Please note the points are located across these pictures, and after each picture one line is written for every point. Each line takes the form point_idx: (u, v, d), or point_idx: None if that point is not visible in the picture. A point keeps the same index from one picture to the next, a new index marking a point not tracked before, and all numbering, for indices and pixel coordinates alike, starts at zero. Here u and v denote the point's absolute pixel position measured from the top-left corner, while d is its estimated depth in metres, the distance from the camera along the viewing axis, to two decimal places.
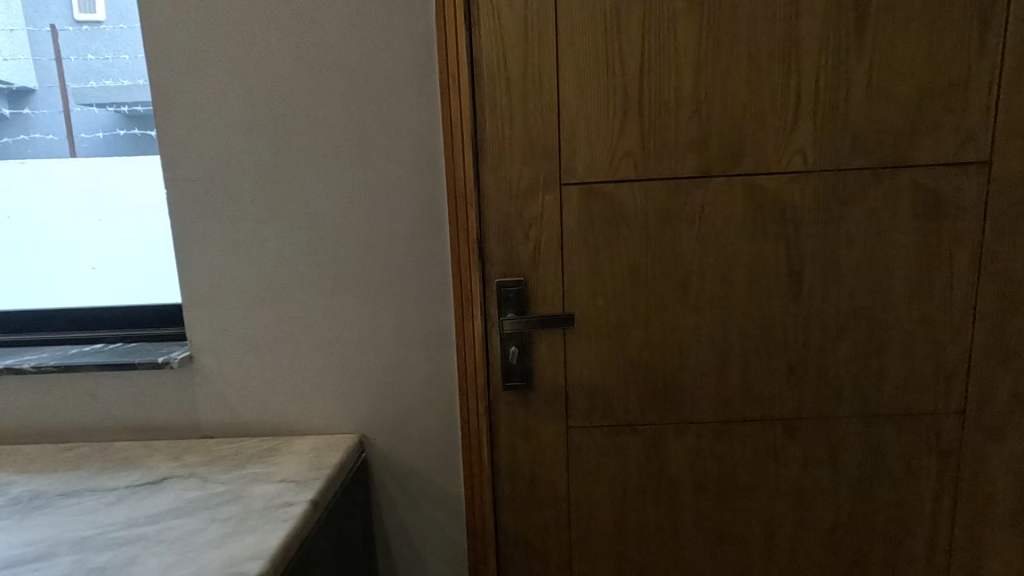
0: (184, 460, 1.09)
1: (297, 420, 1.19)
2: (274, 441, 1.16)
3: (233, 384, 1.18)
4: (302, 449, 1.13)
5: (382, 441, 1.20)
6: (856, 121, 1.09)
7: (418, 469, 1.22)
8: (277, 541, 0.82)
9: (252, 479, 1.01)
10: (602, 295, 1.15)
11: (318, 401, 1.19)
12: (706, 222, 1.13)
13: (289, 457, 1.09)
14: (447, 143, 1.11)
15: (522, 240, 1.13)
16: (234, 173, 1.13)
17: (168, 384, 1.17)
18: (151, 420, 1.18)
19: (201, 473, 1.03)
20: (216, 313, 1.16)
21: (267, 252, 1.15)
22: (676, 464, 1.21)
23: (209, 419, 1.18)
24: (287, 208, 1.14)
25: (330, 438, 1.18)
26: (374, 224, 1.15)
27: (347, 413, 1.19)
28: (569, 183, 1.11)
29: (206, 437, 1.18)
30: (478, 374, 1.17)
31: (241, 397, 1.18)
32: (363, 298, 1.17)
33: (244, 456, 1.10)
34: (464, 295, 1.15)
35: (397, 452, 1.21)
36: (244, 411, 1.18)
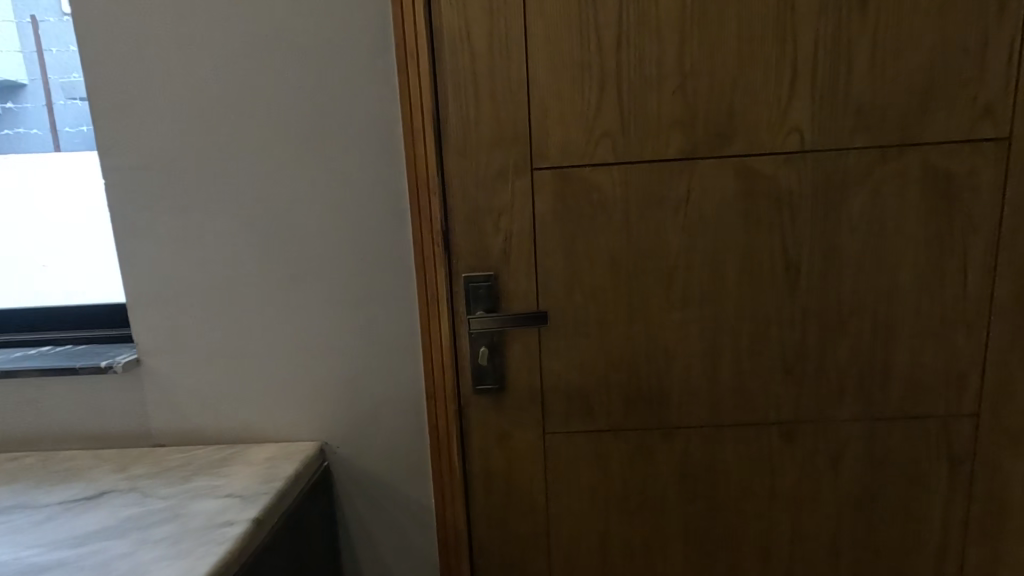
0: (128, 472, 1.01)
1: (253, 427, 1.10)
2: (228, 450, 1.08)
3: (182, 389, 1.09)
4: (257, 458, 1.05)
5: (346, 449, 1.12)
6: (859, 95, 0.98)
7: (385, 478, 1.13)
8: (207, 567, 0.74)
9: (196, 493, 0.93)
10: (580, 290, 1.05)
11: (275, 407, 1.10)
12: (693, 209, 1.03)
13: (240, 468, 1.01)
14: (407, 125, 1.01)
15: (492, 230, 1.03)
16: (178, 161, 1.04)
17: (113, 390, 1.08)
18: (96, 428, 1.10)
19: (143, 486, 0.96)
20: (164, 313, 1.08)
21: (217, 247, 1.06)
22: (663, 471, 1.12)
23: (158, 427, 1.10)
24: (237, 198, 1.05)
25: (289, 445, 1.10)
26: (332, 215, 1.05)
27: (307, 419, 1.11)
28: (542, 168, 1.01)
29: (157, 446, 1.10)
30: (446, 376, 1.08)
31: (193, 403, 1.10)
32: (322, 295, 1.08)
33: (194, 466, 1.02)
34: (429, 292, 1.06)
35: (363, 460, 1.12)
36: (196, 418, 1.10)
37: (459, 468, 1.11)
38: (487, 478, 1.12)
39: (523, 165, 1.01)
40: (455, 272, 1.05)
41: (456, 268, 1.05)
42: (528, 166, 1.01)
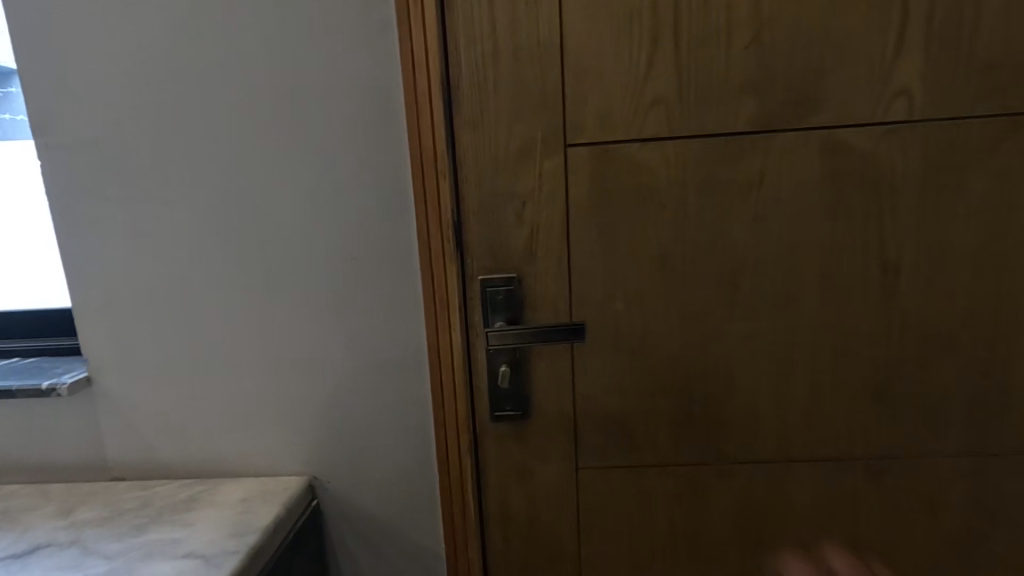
0: (74, 517, 0.84)
1: (227, 459, 0.92)
2: (197, 486, 0.90)
3: (141, 415, 0.91)
4: (229, 499, 0.87)
5: (338, 484, 0.94)
6: (986, 48, 0.76)
7: (385, 518, 0.95)
8: None
9: (150, 553, 0.76)
10: (622, 297, 0.85)
11: (253, 435, 0.92)
12: (767, 195, 0.82)
13: (210, 512, 0.84)
14: (410, 91, 0.82)
15: (514, 222, 0.83)
16: (128, 137, 0.85)
17: (60, 414, 0.90)
18: (43, 459, 0.92)
19: (88, 540, 0.79)
20: (118, 323, 0.89)
21: (178, 242, 0.87)
22: (720, 514, 0.92)
23: (115, 459, 0.92)
24: (200, 183, 0.85)
25: (269, 481, 0.92)
26: (318, 204, 0.86)
27: (291, 449, 0.92)
28: (577, 145, 0.81)
29: (114, 481, 0.92)
30: (458, 399, 0.89)
31: (154, 431, 0.91)
32: (307, 301, 0.88)
33: (153, 511, 0.84)
34: (439, 297, 0.87)
35: (359, 498, 0.94)
36: (158, 449, 0.91)
37: (474, 511, 0.91)
38: (508, 523, 0.92)
39: (554, 141, 0.81)
40: (469, 273, 0.84)
41: (470, 268, 0.84)
42: (560, 143, 0.81)
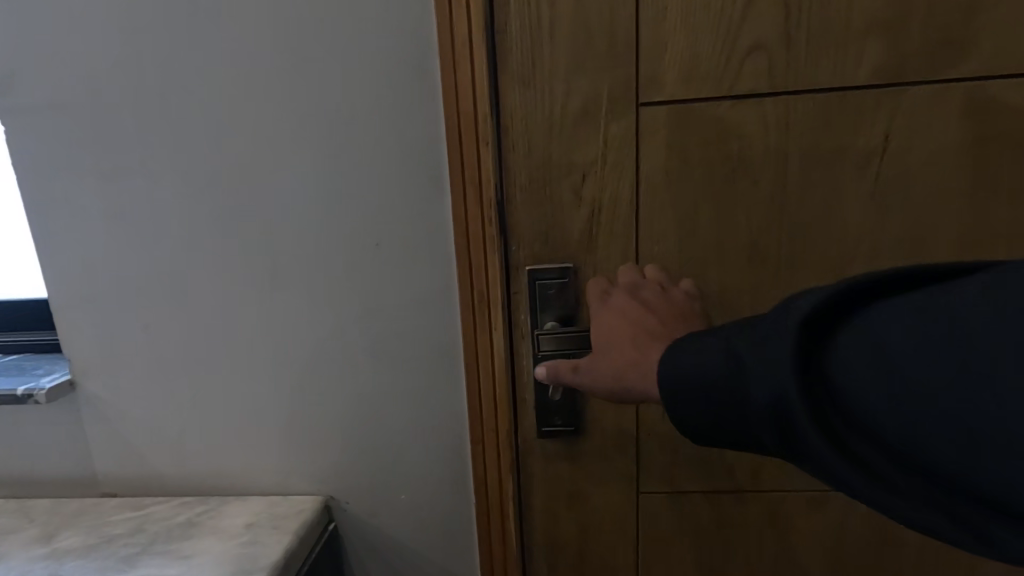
0: (56, 544, 0.73)
1: (232, 475, 0.80)
2: (197, 507, 0.78)
3: (133, 424, 0.78)
4: (234, 526, 0.75)
5: (358, 506, 0.81)
6: None
7: (413, 545, 0.82)
8: None
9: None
10: (702, 293, 0.70)
11: (261, 448, 0.79)
12: (891, 166, 0.65)
13: (211, 543, 0.72)
14: (446, 37, 0.66)
15: (571, 201, 0.68)
16: (105, 96, 0.70)
17: (42, 422, 0.78)
18: (26, 471, 0.80)
19: None
20: (103, 319, 0.76)
21: (169, 224, 0.73)
22: (808, 550, 0.77)
23: (106, 473, 0.80)
24: (192, 152, 0.71)
25: (280, 502, 0.79)
26: (334, 179, 0.71)
27: (304, 466, 0.80)
28: (653, 103, 0.65)
29: (104, 498, 0.80)
30: (500, 413, 0.75)
31: (148, 442, 0.79)
32: (321, 294, 0.74)
33: (145, 538, 0.73)
34: (479, 291, 0.72)
35: (382, 522, 0.82)
36: (153, 462, 0.79)
37: (515, 543, 0.77)
38: (556, 560, 0.78)
39: (623, 99, 0.65)
40: (515, 261, 0.69)
41: (516, 255, 0.69)
42: (631, 102, 0.65)
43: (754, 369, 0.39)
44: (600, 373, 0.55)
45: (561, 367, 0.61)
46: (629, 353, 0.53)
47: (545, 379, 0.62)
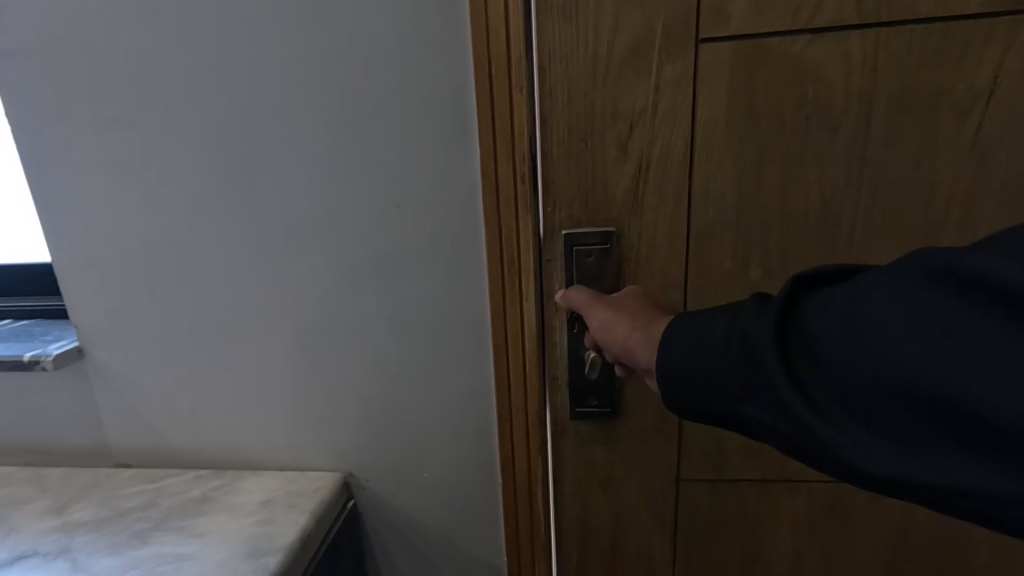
0: (68, 516, 0.71)
1: (247, 450, 0.76)
2: (212, 481, 0.75)
3: (144, 395, 0.74)
4: (249, 502, 0.72)
5: (378, 484, 0.77)
6: None
7: (434, 526, 0.78)
8: None
9: (154, 563, 0.64)
10: (764, 263, 0.61)
11: (276, 423, 0.75)
12: (1000, 113, 0.55)
13: (224, 521, 0.69)
14: None
15: (614, 156, 0.58)
16: (100, 39, 0.63)
17: (53, 391, 0.75)
18: (40, 440, 0.78)
19: (82, 551, 0.66)
20: (109, 283, 0.71)
21: (173, 181, 0.67)
22: (868, 547, 0.70)
23: (119, 444, 0.77)
24: (196, 102, 0.64)
25: (296, 477, 0.75)
26: (348, 132, 0.64)
27: (321, 441, 0.75)
28: (716, 39, 0.55)
29: (118, 468, 0.78)
30: (528, 389, 0.69)
31: (160, 414, 0.75)
32: (338, 259, 0.68)
33: (159, 512, 0.71)
34: (510, 255, 0.66)
35: (403, 502, 0.77)
36: (166, 435, 0.76)
37: (544, 528, 0.73)
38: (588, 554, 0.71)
39: (680, 32, 0.55)
40: (552, 225, 0.60)
41: (553, 219, 0.60)
42: (688, 36, 0.55)
43: (732, 325, 0.39)
44: (614, 323, 0.53)
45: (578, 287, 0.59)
46: (643, 317, 0.53)
47: (564, 301, 0.60)
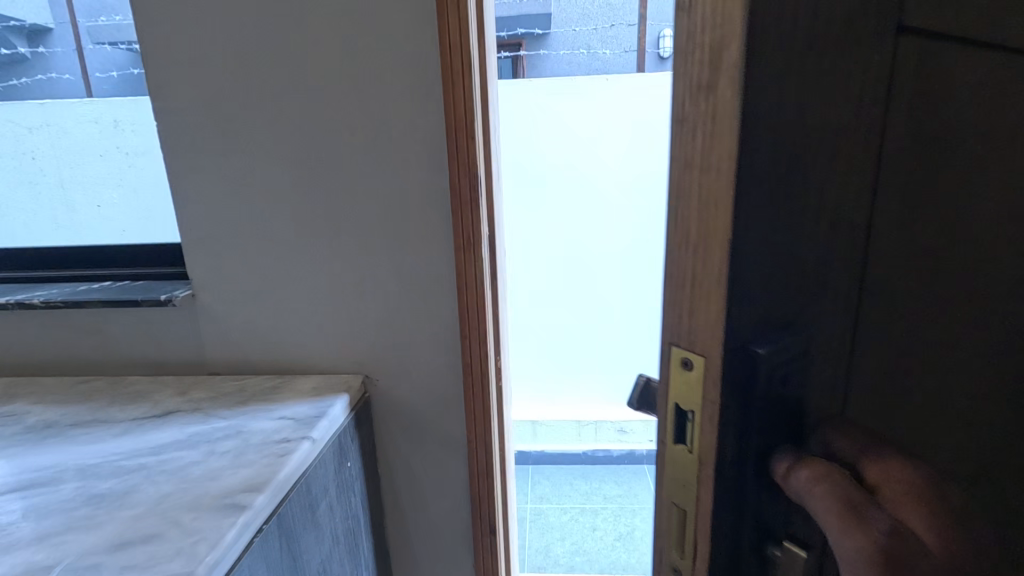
0: (190, 396, 0.82)
1: (296, 357, 0.87)
2: (278, 379, 0.86)
3: (217, 317, 0.86)
4: (303, 387, 0.84)
5: (402, 393, 0.89)
6: None
7: (440, 436, 0.90)
8: (280, 472, 0.60)
9: (256, 413, 0.75)
10: (971, 380, 0.35)
11: (317, 338, 0.87)
12: None
13: (290, 395, 0.80)
14: (442, 29, 0.73)
15: (801, 198, 0.27)
16: (175, 37, 0.75)
17: (158, 320, 0.87)
18: (144, 354, 0.89)
19: (206, 408, 0.77)
20: (184, 226, 0.83)
21: (253, 121, 0.78)
22: None
23: (212, 349, 0.88)
24: (250, 90, 0.77)
25: (331, 375, 0.87)
26: (362, 127, 0.77)
27: (353, 359, 0.87)
28: (921, 26, 0.28)
29: (208, 375, 0.88)
30: (481, 353, 0.85)
31: (236, 327, 0.87)
32: (353, 223, 0.82)
33: (244, 394, 0.81)
34: (464, 244, 0.80)
35: (418, 413, 0.89)
36: (241, 341, 0.87)
37: (486, 457, 0.90)
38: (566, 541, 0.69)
39: (876, 15, 0.27)
40: (672, 363, 0.29)
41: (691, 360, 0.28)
42: (883, 31, 0.27)
43: None
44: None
45: (840, 507, 0.27)
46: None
47: (790, 487, 0.29)
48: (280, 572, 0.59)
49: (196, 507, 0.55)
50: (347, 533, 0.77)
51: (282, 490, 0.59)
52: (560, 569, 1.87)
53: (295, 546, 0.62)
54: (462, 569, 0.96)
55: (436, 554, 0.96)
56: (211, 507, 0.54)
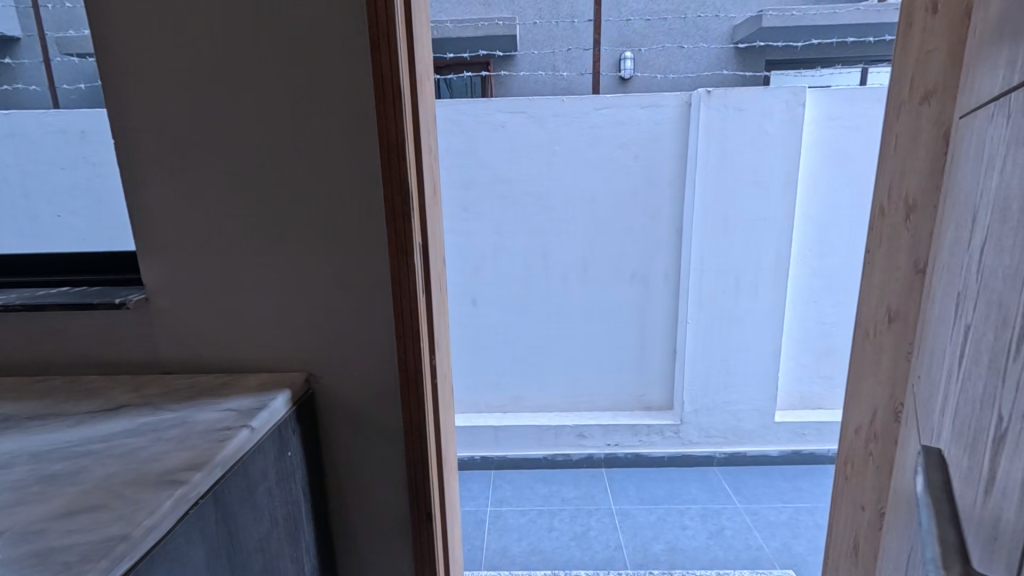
0: (141, 392, 0.88)
1: (243, 357, 0.95)
2: (226, 377, 0.93)
3: (168, 320, 0.93)
4: (249, 384, 0.91)
5: (344, 390, 0.96)
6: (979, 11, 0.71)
7: (380, 429, 0.98)
8: (218, 455, 0.67)
9: (203, 405, 0.82)
10: None
11: (263, 339, 0.94)
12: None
13: (235, 391, 0.87)
14: (376, 65, 0.82)
15: None
16: (132, 65, 0.83)
17: (112, 322, 0.93)
18: (98, 355, 0.95)
19: (155, 402, 0.84)
20: (139, 236, 0.90)
21: (208, 140, 0.86)
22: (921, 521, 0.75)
23: (164, 350, 0.94)
24: (203, 114, 0.85)
25: (278, 373, 0.95)
26: (306, 148, 0.86)
27: (297, 359, 0.95)
28: None
29: (160, 374, 0.95)
30: (415, 353, 0.93)
31: (186, 329, 0.94)
32: (297, 234, 0.90)
33: (193, 390, 0.88)
34: (399, 254, 0.89)
35: (358, 407, 0.97)
36: (191, 342, 0.94)
37: (423, 448, 0.98)
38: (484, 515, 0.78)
39: None
40: None
41: None
42: None
43: None
44: None
45: None
46: None
47: None
48: (217, 544, 0.66)
49: (138, 483, 0.62)
50: (287, 515, 0.84)
51: (219, 469, 0.67)
52: (515, 567, 1.94)
53: (232, 522, 0.69)
54: (402, 555, 1.04)
55: (378, 539, 1.04)
56: (152, 482, 0.62)
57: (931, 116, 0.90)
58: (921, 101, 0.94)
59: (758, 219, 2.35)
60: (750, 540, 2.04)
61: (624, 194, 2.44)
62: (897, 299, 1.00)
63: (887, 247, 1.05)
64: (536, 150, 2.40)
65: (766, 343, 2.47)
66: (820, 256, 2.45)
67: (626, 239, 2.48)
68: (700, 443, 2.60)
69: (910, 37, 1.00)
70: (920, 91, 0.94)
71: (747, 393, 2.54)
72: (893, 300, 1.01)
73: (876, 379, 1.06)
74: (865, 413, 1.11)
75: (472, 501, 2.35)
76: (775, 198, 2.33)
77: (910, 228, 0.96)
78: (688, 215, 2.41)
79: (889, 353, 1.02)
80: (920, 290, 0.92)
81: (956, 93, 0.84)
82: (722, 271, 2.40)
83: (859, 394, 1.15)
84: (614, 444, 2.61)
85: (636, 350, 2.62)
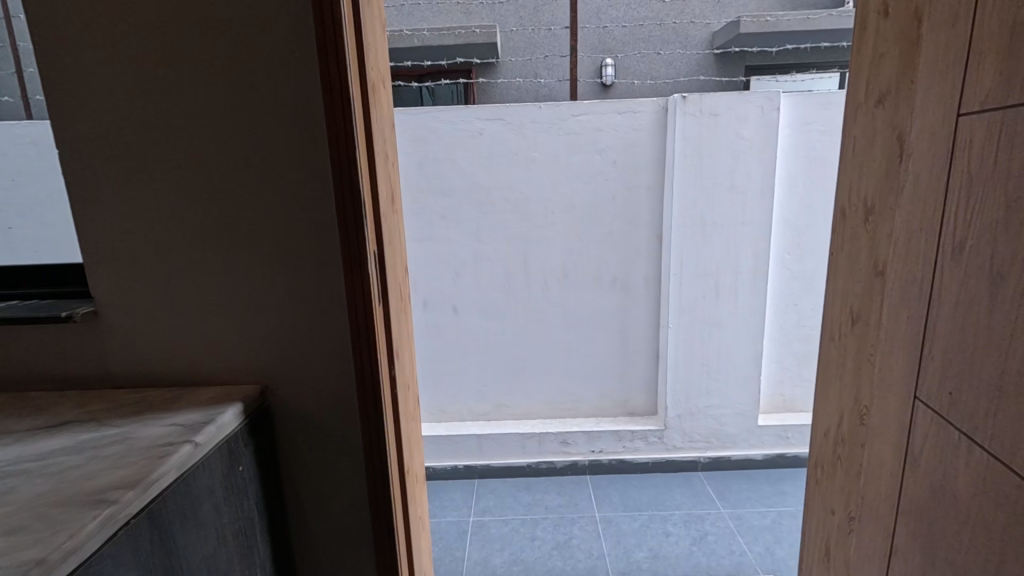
0: (89, 407, 0.86)
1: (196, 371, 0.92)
2: (178, 391, 0.91)
3: (119, 334, 0.91)
4: (201, 397, 0.89)
5: (299, 402, 0.94)
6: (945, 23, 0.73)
7: (338, 440, 0.96)
8: (154, 472, 0.65)
9: (148, 421, 0.80)
10: None
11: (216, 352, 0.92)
12: None
13: (185, 405, 0.85)
14: (324, 73, 0.81)
15: None
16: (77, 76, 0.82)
17: (60, 336, 0.91)
18: (48, 371, 0.92)
19: (100, 418, 0.82)
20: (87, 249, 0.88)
21: (155, 148, 0.84)
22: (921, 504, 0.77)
23: (115, 364, 0.92)
24: (152, 124, 0.84)
25: (232, 387, 0.93)
26: (256, 156, 0.85)
27: (252, 372, 0.93)
28: None
29: (111, 389, 0.92)
30: (371, 366, 0.91)
31: (138, 343, 0.91)
32: (250, 244, 0.88)
33: (143, 405, 0.86)
34: (352, 263, 0.87)
35: (315, 419, 0.95)
36: (143, 356, 0.92)
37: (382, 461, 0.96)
38: None
39: None
40: None
41: None
42: None
43: None
44: None
45: None
46: None
47: None
48: (150, 565, 0.64)
49: (65, 502, 0.59)
50: (235, 533, 0.81)
51: (155, 486, 0.65)
52: None
53: (169, 541, 0.67)
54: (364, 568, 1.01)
55: (340, 553, 1.01)
56: (79, 502, 0.59)
57: (885, 118, 0.91)
58: (876, 104, 0.94)
59: (736, 222, 2.36)
60: (733, 545, 2.03)
61: (603, 199, 2.44)
62: (858, 300, 1.00)
63: (848, 249, 1.05)
64: (515, 156, 2.40)
65: (748, 347, 2.47)
66: (798, 259, 2.46)
67: (606, 245, 2.48)
68: (683, 448, 2.59)
69: (863, 43, 1.00)
70: (875, 94, 0.94)
71: (730, 397, 2.54)
72: (856, 301, 1.00)
73: (841, 380, 1.06)
74: (833, 417, 1.10)
75: (455, 512, 2.32)
76: (753, 201, 2.33)
77: (869, 230, 0.96)
78: (666, 219, 2.41)
79: (853, 354, 1.01)
80: (879, 291, 0.93)
81: (907, 95, 0.85)
82: (702, 275, 2.40)
83: (826, 396, 1.15)
84: (598, 451, 2.59)
85: (618, 355, 2.61)
